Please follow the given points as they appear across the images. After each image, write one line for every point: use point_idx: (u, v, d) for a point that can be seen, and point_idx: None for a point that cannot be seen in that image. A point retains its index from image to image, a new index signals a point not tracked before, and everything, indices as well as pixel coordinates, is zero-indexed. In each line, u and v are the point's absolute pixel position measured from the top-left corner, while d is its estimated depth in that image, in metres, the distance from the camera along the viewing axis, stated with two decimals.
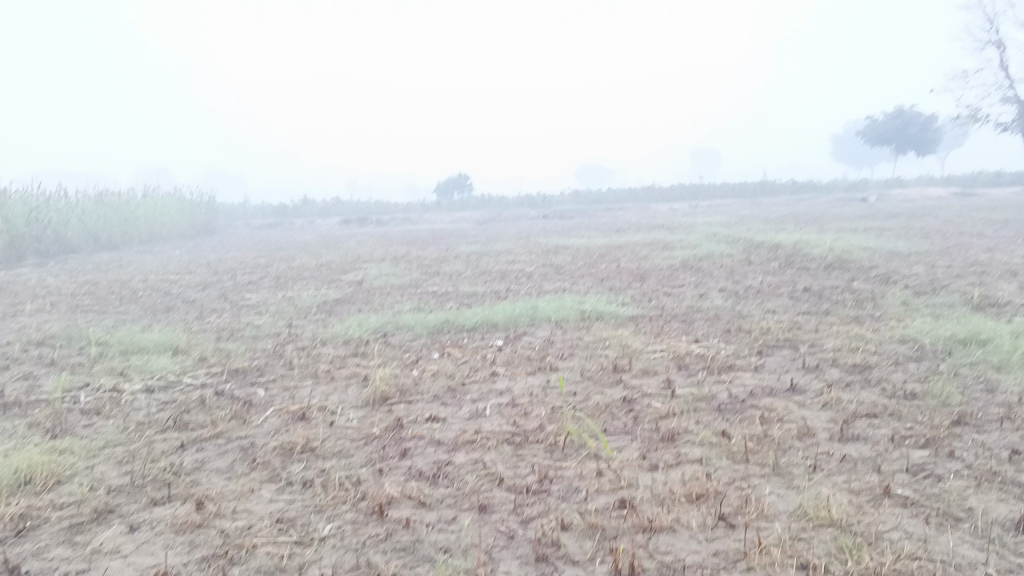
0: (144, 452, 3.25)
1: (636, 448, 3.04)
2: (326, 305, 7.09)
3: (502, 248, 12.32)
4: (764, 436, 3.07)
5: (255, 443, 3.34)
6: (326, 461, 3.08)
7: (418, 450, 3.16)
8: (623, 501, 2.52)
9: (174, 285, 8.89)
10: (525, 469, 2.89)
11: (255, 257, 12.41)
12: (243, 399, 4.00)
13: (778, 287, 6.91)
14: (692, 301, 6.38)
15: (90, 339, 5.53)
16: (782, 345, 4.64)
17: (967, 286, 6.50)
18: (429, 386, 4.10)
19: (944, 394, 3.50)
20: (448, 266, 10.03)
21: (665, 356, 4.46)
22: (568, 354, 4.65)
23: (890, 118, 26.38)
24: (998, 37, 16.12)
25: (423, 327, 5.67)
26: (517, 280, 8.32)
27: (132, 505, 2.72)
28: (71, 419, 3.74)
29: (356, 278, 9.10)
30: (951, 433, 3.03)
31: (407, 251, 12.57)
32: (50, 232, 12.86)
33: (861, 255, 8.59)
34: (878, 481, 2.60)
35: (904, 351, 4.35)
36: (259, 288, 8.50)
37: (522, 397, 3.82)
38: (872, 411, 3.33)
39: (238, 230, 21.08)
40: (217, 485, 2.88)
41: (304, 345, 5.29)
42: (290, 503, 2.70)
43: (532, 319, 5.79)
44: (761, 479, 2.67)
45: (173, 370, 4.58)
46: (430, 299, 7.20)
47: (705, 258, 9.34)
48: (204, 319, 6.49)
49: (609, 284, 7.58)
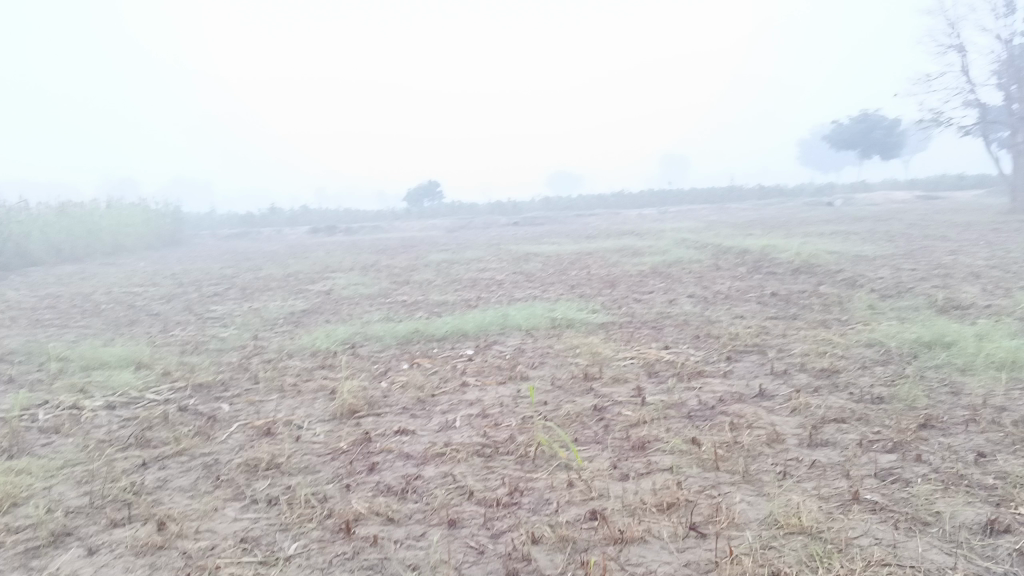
0: (104, 471, 3.17)
1: (607, 458, 3.02)
2: (294, 316, 7.01)
3: (473, 256, 12.28)
4: (735, 443, 3.07)
5: (220, 460, 3.27)
6: (292, 477, 3.03)
7: (387, 463, 3.12)
8: (594, 513, 2.50)
9: (138, 298, 8.74)
10: (495, 482, 2.86)
11: (222, 268, 12.25)
12: (208, 415, 3.92)
13: (746, 292, 6.95)
14: (661, 308, 6.39)
15: (51, 355, 5.40)
16: (751, 351, 4.65)
17: (932, 288, 6.59)
18: (398, 398, 4.05)
19: (910, 397, 3.52)
20: (418, 275, 9.97)
21: (635, 364, 4.45)
22: (539, 362, 4.62)
23: (853, 123, 26.76)
24: (957, 43, 16.46)
25: (392, 337, 5.61)
26: (488, 288, 8.30)
27: (91, 526, 2.65)
28: (29, 438, 3.63)
29: (324, 288, 9.01)
30: (918, 436, 3.05)
31: (377, 260, 12.47)
32: (11, 246, 12.60)
33: (827, 259, 8.68)
34: (847, 488, 2.60)
35: (871, 355, 4.38)
36: (226, 299, 8.38)
37: (492, 407, 3.79)
38: (841, 416, 3.35)
39: (204, 240, 20.81)
40: (180, 504, 2.81)
41: (271, 358, 5.22)
42: (255, 521, 2.64)
43: (503, 327, 5.76)
44: (731, 487, 2.66)
45: (135, 386, 4.48)
46: (399, 309, 7.14)
47: (674, 264, 9.39)
48: (169, 333, 6.37)
49: (579, 292, 7.57)
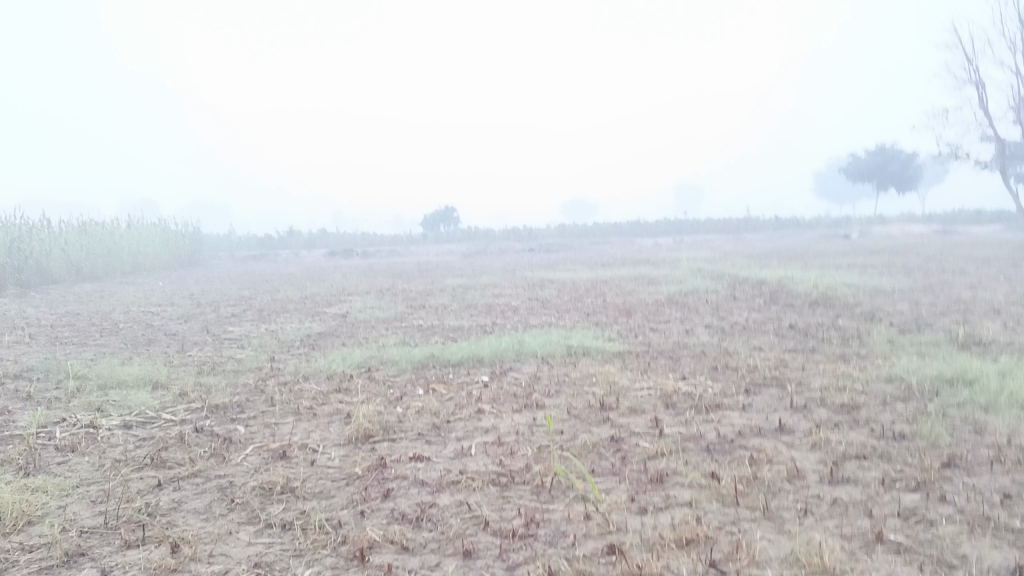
0: (119, 491, 3.16)
1: (624, 490, 2.98)
2: (310, 338, 7.02)
3: (488, 282, 12.29)
4: (755, 478, 3.03)
5: (234, 482, 3.26)
6: (307, 502, 3.01)
7: (402, 490, 3.09)
8: (611, 547, 2.47)
9: (156, 317, 8.79)
10: (511, 512, 2.83)
11: (239, 289, 12.32)
12: (223, 436, 3.92)
13: (763, 324, 6.91)
14: (678, 338, 6.35)
15: (68, 372, 5.43)
16: (770, 384, 4.61)
17: (952, 324, 6.52)
18: (413, 424, 4.03)
19: (933, 435, 3.47)
20: (433, 299, 9.99)
21: (652, 394, 4.42)
22: (555, 391, 4.59)
23: (870, 156, 26.72)
24: (976, 77, 16.42)
25: (408, 362, 5.60)
26: (503, 314, 8.29)
27: (104, 547, 2.64)
28: (45, 456, 3.64)
29: (340, 311, 9.04)
30: (941, 475, 3.00)
31: (393, 284, 12.50)
32: (31, 264, 12.72)
33: (845, 292, 8.63)
34: (869, 527, 2.56)
35: (892, 391, 4.33)
36: (242, 320, 8.42)
37: (508, 436, 3.76)
38: (862, 452, 3.30)
39: (222, 261, 20.96)
40: (194, 527, 2.80)
41: (286, 380, 5.22)
42: (269, 546, 2.62)
43: (518, 354, 5.74)
44: (751, 523, 2.62)
45: (151, 405, 4.49)
46: (415, 333, 7.14)
47: (691, 293, 9.36)
48: (185, 353, 6.39)
49: (594, 320, 7.55)
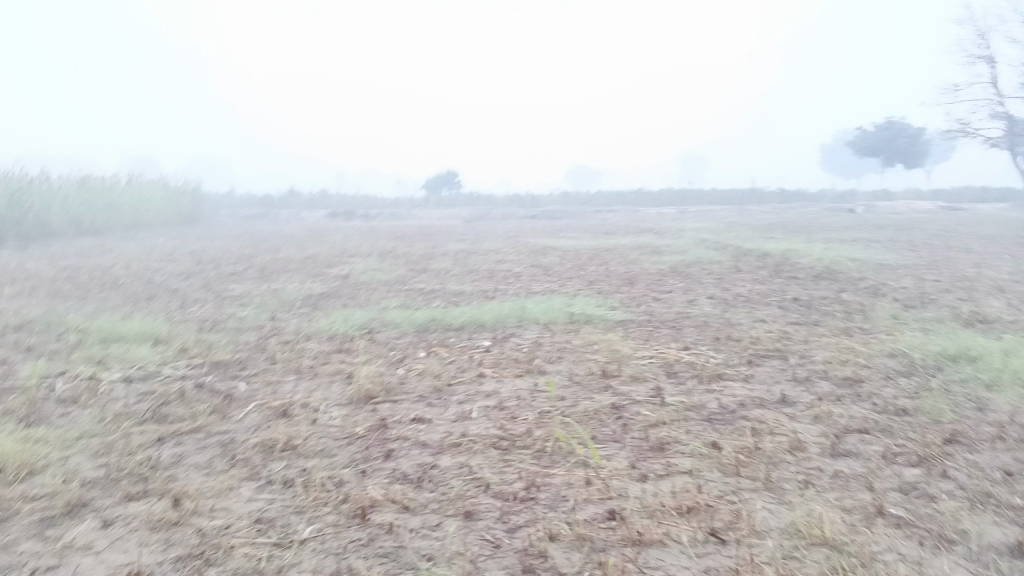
0: (120, 444, 3.16)
1: (626, 457, 2.98)
2: (312, 298, 7.02)
3: (491, 247, 12.27)
4: (756, 448, 3.03)
5: (235, 438, 3.26)
6: (308, 460, 3.01)
7: (403, 451, 3.10)
8: (612, 513, 2.47)
9: (157, 273, 8.77)
10: (512, 475, 2.83)
11: (241, 247, 12.30)
12: (224, 393, 3.91)
13: (767, 296, 6.89)
14: (680, 308, 6.33)
15: (70, 326, 5.42)
16: (773, 356, 4.60)
17: (956, 301, 6.50)
18: (414, 386, 4.03)
19: (936, 411, 3.46)
20: (436, 263, 9.96)
21: (654, 363, 4.41)
22: (556, 357, 4.59)
23: (878, 131, 26.48)
24: (989, 53, 16.20)
25: (410, 324, 5.59)
26: (505, 280, 8.28)
27: (106, 499, 2.64)
28: (46, 407, 3.64)
29: (342, 272, 9.02)
30: (943, 451, 3.00)
31: (395, 247, 12.46)
32: (32, 217, 12.67)
33: (849, 266, 8.61)
34: (871, 500, 2.56)
35: (895, 366, 4.32)
36: (244, 279, 8.40)
37: (509, 400, 3.76)
38: (864, 426, 3.29)
39: (223, 219, 20.90)
40: (195, 481, 2.80)
41: (288, 339, 5.21)
42: (270, 503, 2.62)
43: (520, 319, 5.73)
44: (752, 494, 2.62)
45: (153, 360, 4.49)
46: (417, 296, 7.12)
47: (694, 263, 9.33)
48: (187, 309, 6.37)
49: (597, 288, 7.53)
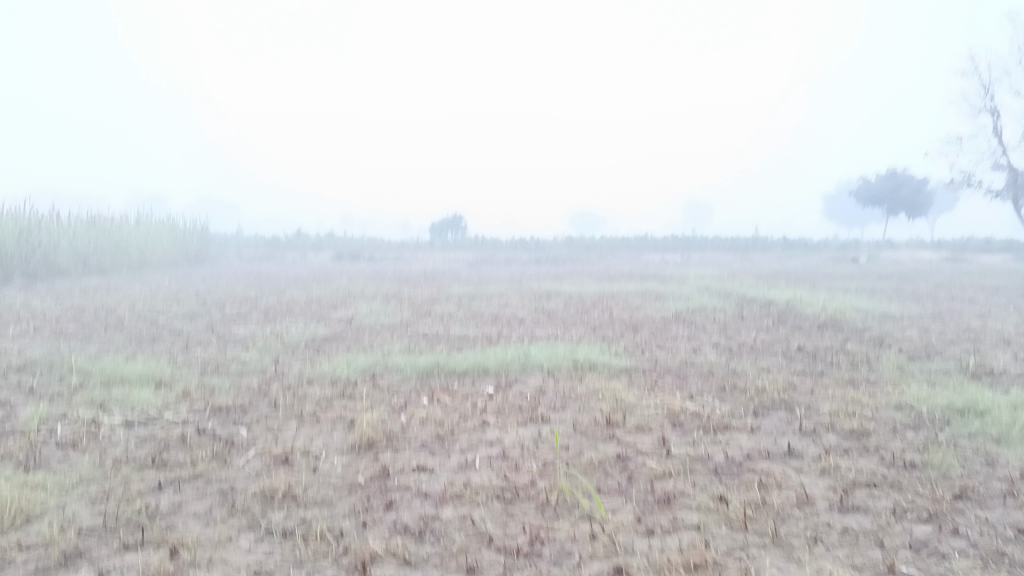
0: (119, 491, 3.13)
1: (631, 511, 2.94)
2: (316, 342, 7.00)
3: (495, 291, 12.28)
4: (763, 503, 2.99)
5: (235, 486, 3.22)
6: (308, 510, 2.97)
7: (404, 501, 3.06)
8: (617, 569, 2.43)
9: (161, 314, 8.77)
10: (516, 528, 2.79)
11: (245, 289, 12.31)
12: (225, 439, 3.88)
13: (772, 345, 6.85)
14: (685, 356, 6.30)
15: (72, 367, 5.40)
16: (778, 406, 4.56)
17: (962, 353, 6.46)
18: (417, 433, 3.99)
19: (945, 465, 3.42)
20: (439, 307, 9.95)
21: (659, 412, 4.37)
22: (560, 405, 4.55)
23: (881, 180, 26.63)
24: (991, 106, 16.34)
25: (413, 370, 5.56)
26: (510, 325, 8.26)
27: (102, 549, 2.60)
28: (45, 452, 3.61)
29: (346, 315, 9.01)
30: (953, 507, 2.95)
31: (398, 290, 12.48)
32: (39, 256, 12.70)
33: (854, 316, 8.59)
34: (881, 558, 2.51)
35: (902, 419, 4.27)
36: (248, 321, 8.39)
37: (513, 449, 3.72)
38: (872, 480, 3.25)
39: (229, 260, 20.98)
40: (194, 531, 2.76)
41: (291, 383, 5.19)
42: (269, 554, 2.58)
43: (524, 366, 5.70)
44: (760, 550, 2.58)
45: (154, 404, 4.46)
46: (420, 341, 7.10)
47: (698, 311, 9.33)
48: (190, 352, 6.36)
49: (601, 334, 7.50)
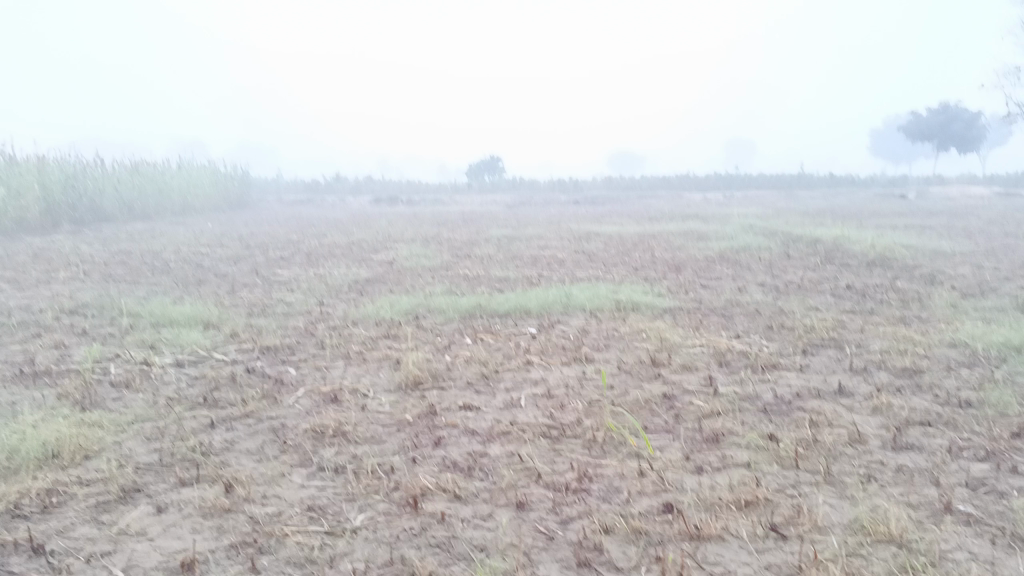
0: (173, 429, 3.19)
1: (679, 449, 2.92)
2: (358, 284, 7.04)
3: (534, 233, 12.21)
4: (814, 441, 2.94)
5: (286, 424, 3.26)
6: (358, 447, 3.00)
7: (452, 439, 3.07)
8: (668, 506, 2.42)
9: (206, 258, 8.88)
10: (563, 465, 2.79)
11: (286, 233, 12.40)
12: (274, 378, 3.94)
13: (819, 284, 6.72)
14: (730, 295, 6.21)
15: (122, 309, 5.51)
16: (828, 345, 4.48)
17: (1018, 289, 6.28)
18: (462, 372, 4.01)
19: (1002, 403, 3.33)
20: (479, 249, 9.93)
21: (705, 352, 4.33)
22: (604, 345, 4.53)
23: (932, 114, 25.71)
24: None
25: (456, 311, 5.57)
26: (551, 266, 8.22)
27: (159, 484, 2.66)
28: (101, 391, 3.69)
29: (387, 257, 9.04)
30: (1012, 446, 2.88)
31: (439, 232, 12.45)
32: (85, 202, 12.92)
33: (903, 253, 8.37)
34: (938, 496, 2.46)
35: (956, 356, 4.17)
36: (290, 264, 8.46)
37: (558, 388, 3.72)
38: (927, 419, 3.18)
39: (269, 205, 21.13)
40: (247, 467, 2.81)
41: (336, 325, 5.23)
42: (321, 490, 2.62)
43: (566, 307, 5.67)
44: (812, 488, 2.55)
45: (203, 345, 4.53)
46: (462, 283, 7.09)
47: (742, 250, 9.18)
48: (235, 294, 6.44)
49: (643, 274, 7.43)
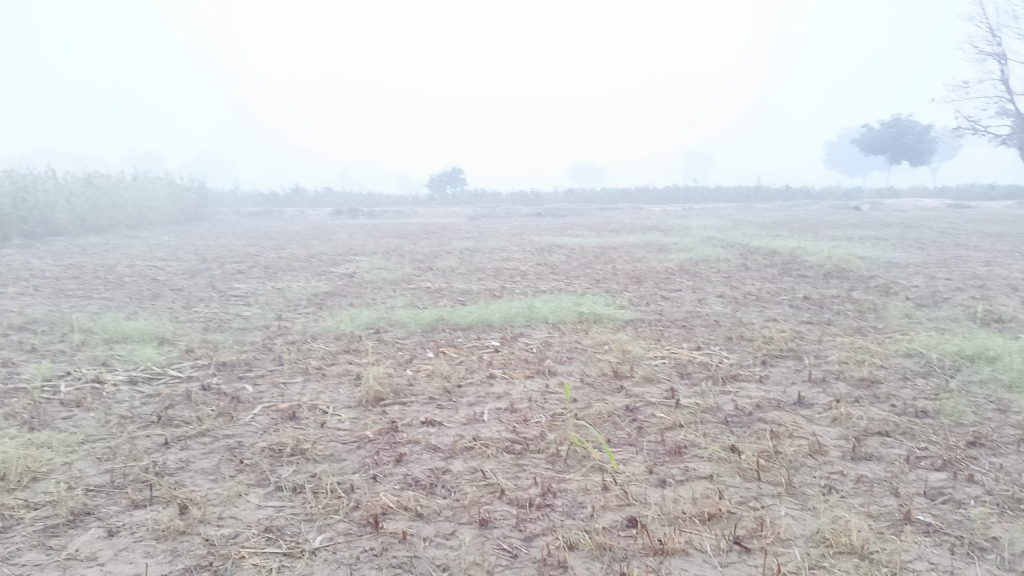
0: (125, 449, 3.10)
1: (642, 462, 2.92)
2: (318, 298, 6.95)
3: (496, 245, 12.19)
4: (776, 452, 2.96)
5: (242, 443, 3.19)
6: (317, 465, 2.95)
7: (414, 455, 3.03)
8: (632, 520, 2.41)
9: (160, 272, 8.69)
10: (527, 480, 2.76)
11: (244, 245, 12.23)
12: (231, 395, 3.85)
13: (777, 295, 6.80)
14: (690, 307, 6.25)
15: (73, 325, 5.35)
16: (787, 356, 4.53)
17: (969, 300, 6.41)
18: (424, 387, 3.96)
19: (957, 413, 3.39)
20: (441, 262, 9.87)
21: (667, 364, 4.34)
22: (567, 357, 4.52)
23: (884, 127, 26.28)
24: (999, 49, 15.98)
25: (417, 324, 5.52)
26: (512, 278, 8.21)
27: (111, 507, 2.58)
28: (50, 410, 3.58)
29: (347, 270, 8.95)
30: (967, 454, 2.92)
31: (400, 245, 12.37)
32: (36, 215, 12.59)
33: (859, 264, 8.52)
34: (897, 506, 2.49)
35: (911, 366, 4.24)
36: (248, 278, 8.32)
37: (521, 402, 3.70)
38: (884, 429, 3.22)
39: (227, 217, 20.82)
40: (202, 488, 2.74)
41: (294, 339, 5.14)
42: (279, 510, 2.56)
43: (528, 319, 5.65)
44: (774, 500, 2.56)
45: (158, 361, 4.42)
46: (423, 296, 7.03)
47: (702, 261, 9.26)
48: (191, 309, 6.30)
49: (605, 286, 7.45)
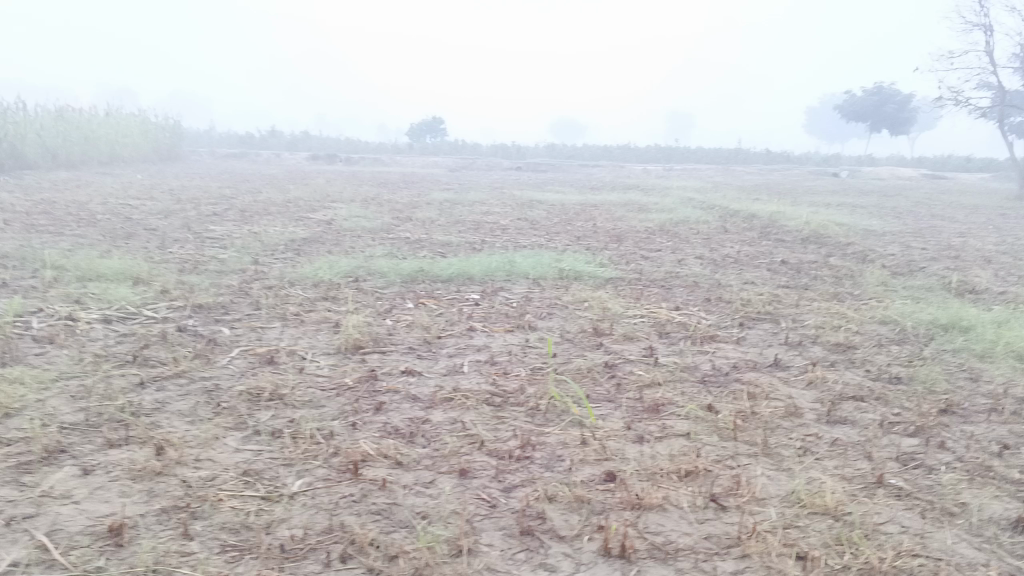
0: (100, 388, 3.06)
1: (620, 418, 2.93)
2: (295, 243, 6.86)
3: (475, 198, 12.10)
4: (752, 413, 2.99)
5: (219, 385, 3.17)
6: (295, 411, 2.93)
7: (393, 404, 3.02)
8: (610, 474, 2.43)
9: (134, 211, 8.51)
10: (507, 432, 2.77)
11: (219, 187, 12.01)
12: (207, 337, 3.81)
13: (755, 258, 6.81)
14: (670, 267, 6.24)
15: (44, 261, 5.25)
16: (764, 318, 4.57)
17: (943, 270, 6.48)
18: (403, 337, 3.95)
19: (930, 380, 3.44)
20: (420, 213, 9.76)
21: (646, 323, 4.35)
22: (547, 313, 4.52)
23: (866, 96, 26.28)
24: (986, 21, 15.93)
25: (396, 274, 5.47)
26: (492, 232, 8.16)
27: (86, 445, 2.55)
28: (21, 346, 3.52)
29: (325, 217, 8.83)
30: (940, 422, 2.97)
31: (379, 193, 12.23)
32: (5, 146, 12.27)
33: (837, 230, 8.58)
34: (871, 469, 2.53)
35: (886, 333, 4.29)
36: (224, 220, 8.19)
37: (501, 355, 3.70)
38: (859, 394, 3.27)
39: (201, 158, 20.44)
40: (179, 429, 2.71)
41: (271, 284, 5.08)
42: (257, 454, 2.55)
43: (508, 275, 5.62)
44: (750, 459, 2.59)
45: (132, 301, 4.36)
46: (402, 246, 6.96)
47: (681, 223, 9.25)
48: (165, 250, 6.18)
49: (586, 244, 7.43)
